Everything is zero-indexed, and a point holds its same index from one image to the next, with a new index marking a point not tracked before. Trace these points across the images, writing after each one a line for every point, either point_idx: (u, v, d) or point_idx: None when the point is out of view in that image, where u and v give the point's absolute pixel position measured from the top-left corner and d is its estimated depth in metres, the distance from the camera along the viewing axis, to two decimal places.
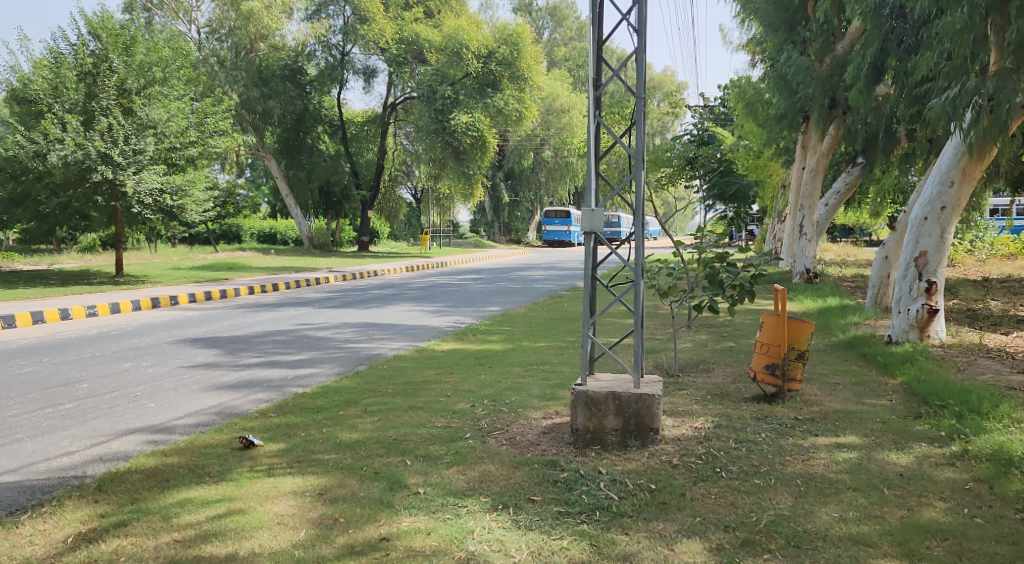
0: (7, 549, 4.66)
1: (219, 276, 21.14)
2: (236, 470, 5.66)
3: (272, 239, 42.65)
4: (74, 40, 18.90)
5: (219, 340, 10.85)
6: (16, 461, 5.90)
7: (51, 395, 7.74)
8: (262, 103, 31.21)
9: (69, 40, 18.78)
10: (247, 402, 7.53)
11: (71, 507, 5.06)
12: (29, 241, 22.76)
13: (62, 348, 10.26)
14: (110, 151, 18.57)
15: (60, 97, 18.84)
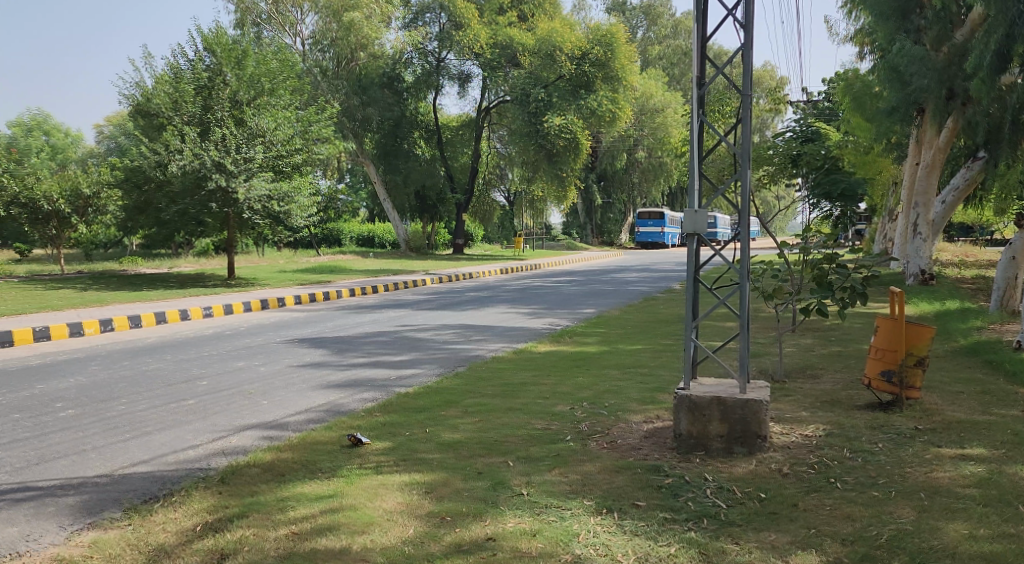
0: (142, 535, 4.90)
1: (322, 279, 21.78)
2: (346, 466, 5.84)
3: (371, 242, 43.64)
4: (190, 56, 20.18)
5: (325, 340, 11.20)
6: (146, 453, 6.22)
7: (174, 391, 8.13)
8: (362, 110, 32.42)
9: (184, 56, 20.10)
10: (354, 401, 7.75)
11: (198, 497, 5.31)
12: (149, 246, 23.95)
13: (182, 348, 10.77)
14: (223, 160, 19.46)
15: (179, 111, 20.10)
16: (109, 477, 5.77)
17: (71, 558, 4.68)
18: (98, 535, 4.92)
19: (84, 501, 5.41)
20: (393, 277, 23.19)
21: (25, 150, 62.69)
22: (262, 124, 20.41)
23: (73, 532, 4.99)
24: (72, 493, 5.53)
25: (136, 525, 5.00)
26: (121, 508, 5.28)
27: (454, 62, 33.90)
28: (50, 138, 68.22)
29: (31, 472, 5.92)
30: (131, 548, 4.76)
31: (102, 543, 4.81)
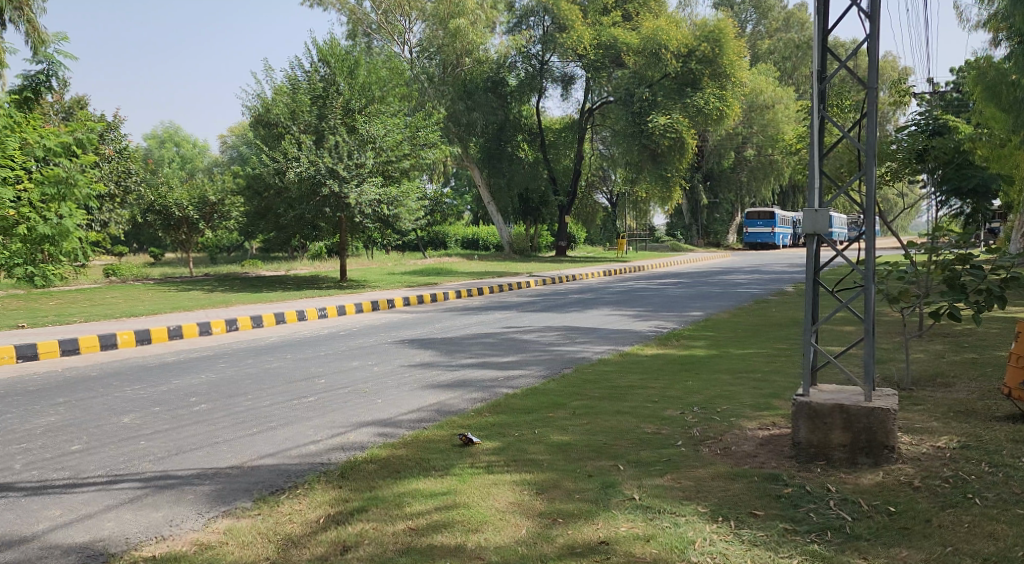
0: (271, 525, 5.01)
1: (430, 281, 22.19)
2: (458, 465, 5.89)
3: (475, 245, 44.12)
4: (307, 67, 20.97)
5: (435, 341, 11.36)
6: (271, 447, 6.42)
7: (293, 388, 8.38)
8: (467, 115, 32.68)
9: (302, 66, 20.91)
10: (463, 401, 7.81)
11: (320, 491, 5.43)
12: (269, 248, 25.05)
13: (300, 346, 11.09)
14: (336, 166, 19.95)
15: (297, 120, 20.91)
16: (239, 468, 5.98)
17: (208, 542, 4.82)
18: (231, 522, 5.07)
19: (217, 490, 5.62)
20: (498, 279, 23.37)
21: (158, 161, 66.67)
22: (372, 130, 20.80)
23: (209, 519, 5.16)
24: (206, 482, 5.74)
25: (266, 515, 5.13)
26: (252, 498, 5.46)
27: (557, 64, 33.91)
28: (179, 151, 72.20)
29: (168, 461, 6.19)
30: (261, 536, 4.88)
31: (236, 530, 4.95)
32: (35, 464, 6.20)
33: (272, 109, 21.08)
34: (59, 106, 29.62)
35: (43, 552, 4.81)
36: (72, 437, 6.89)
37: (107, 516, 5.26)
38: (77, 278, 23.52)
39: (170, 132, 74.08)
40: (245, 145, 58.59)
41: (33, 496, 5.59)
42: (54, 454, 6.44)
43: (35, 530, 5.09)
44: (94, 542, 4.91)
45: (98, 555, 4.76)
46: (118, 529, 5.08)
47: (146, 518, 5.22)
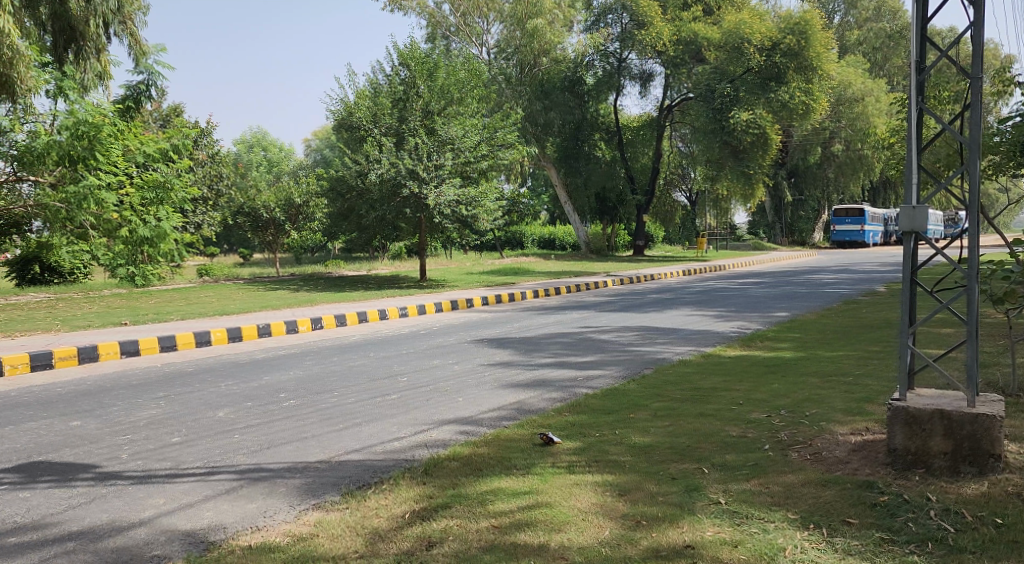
0: (358, 518, 5.01)
1: (508, 281, 22.21)
2: (540, 465, 5.82)
3: (552, 245, 44.04)
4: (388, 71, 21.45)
5: (514, 340, 11.32)
6: (357, 443, 6.45)
7: (376, 386, 8.43)
8: (544, 115, 32.88)
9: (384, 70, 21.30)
10: (543, 400, 7.74)
11: (405, 487, 5.42)
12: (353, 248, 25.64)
13: (382, 345, 11.19)
14: (417, 167, 20.15)
15: (378, 123, 21.38)
16: (327, 463, 6.03)
17: (300, 534, 4.84)
18: (321, 515, 5.08)
19: (308, 483, 5.66)
20: (575, 278, 23.25)
21: (245, 165, 68.57)
22: (452, 132, 21.02)
23: (300, 512, 5.19)
24: (297, 476, 5.80)
25: (353, 508, 5.13)
26: (340, 492, 5.48)
27: (636, 61, 33.63)
28: (266, 154, 74.12)
29: (261, 455, 6.29)
30: (350, 529, 4.88)
31: (326, 522, 4.97)
32: (138, 455, 6.37)
33: (355, 113, 21.34)
34: (157, 113, 30.70)
35: (148, 538, 4.91)
36: (170, 430, 7.06)
37: (206, 505, 5.35)
38: (172, 278, 24.29)
39: (258, 137, 76.06)
40: (328, 148, 59.74)
41: (137, 485, 5.73)
42: (155, 445, 6.60)
43: (141, 516, 5.21)
44: (195, 530, 5.00)
45: (199, 543, 4.84)
46: (216, 518, 5.15)
47: (242, 509, 5.29)
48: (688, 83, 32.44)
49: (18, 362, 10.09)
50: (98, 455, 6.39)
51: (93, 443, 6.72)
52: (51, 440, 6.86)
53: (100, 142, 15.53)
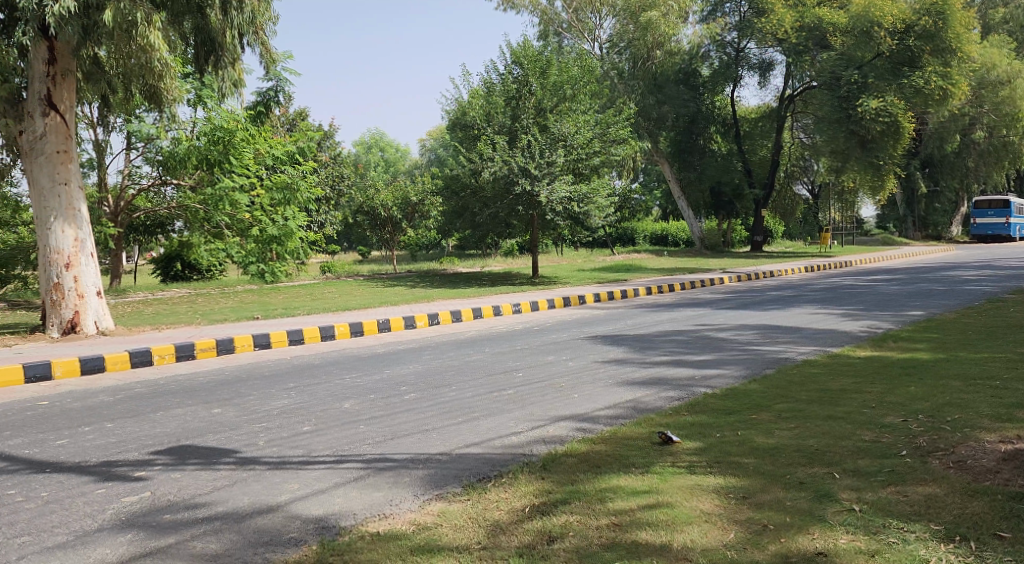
0: (480, 510, 4.98)
1: (619, 277, 21.91)
2: (659, 463, 5.67)
3: (665, 240, 43.39)
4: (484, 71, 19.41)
5: (628, 338, 11.15)
6: (476, 436, 6.47)
7: (493, 381, 8.45)
8: (657, 109, 32.45)
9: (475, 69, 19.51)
10: (661, 399, 7.58)
11: (524, 481, 5.37)
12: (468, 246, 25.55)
13: (497, 341, 11.21)
14: (529, 165, 20.17)
15: (491, 122, 21.69)
16: (449, 455, 6.06)
17: (424, 523, 4.86)
18: (444, 506, 5.09)
19: (431, 475, 5.69)
20: (690, 275, 22.72)
21: (363, 165, 70.29)
22: (564, 129, 20.98)
23: (424, 502, 5.21)
24: (420, 467, 5.85)
25: (474, 500, 5.12)
26: (461, 484, 5.49)
27: (754, 50, 32.51)
28: (384, 155, 75.81)
29: (386, 445, 6.37)
30: (472, 520, 4.86)
31: (449, 513, 4.96)
32: (273, 441, 6.56)
33: (468, 112, 21.75)
34: (284, 117, 31.78)
35: (285, 521, 5.03)
36: (301, 419, 7.24)
37: (336, 492, 5.45)
38: (298, 276, 25.07)
39: (376, 137, 77.71)
40: (442, 147, 60.69)
41: (273, 470, 5.89)
42: (287, 433, 6.78)
43: (277, 500, 5.34)
44: (326, 515, 5.09)
45: (330, 527, 4.92)
46: (346, 505, 5.24)
47: (369, 497, 5.36)
48: (811, 71, 30.74)
49: (166, 353, 10.61)
50: (236, 441, 6.61)
51: (232, 430, 6.96)
52: (196, 426, 7.13)
53: (232, 146, 19.30)
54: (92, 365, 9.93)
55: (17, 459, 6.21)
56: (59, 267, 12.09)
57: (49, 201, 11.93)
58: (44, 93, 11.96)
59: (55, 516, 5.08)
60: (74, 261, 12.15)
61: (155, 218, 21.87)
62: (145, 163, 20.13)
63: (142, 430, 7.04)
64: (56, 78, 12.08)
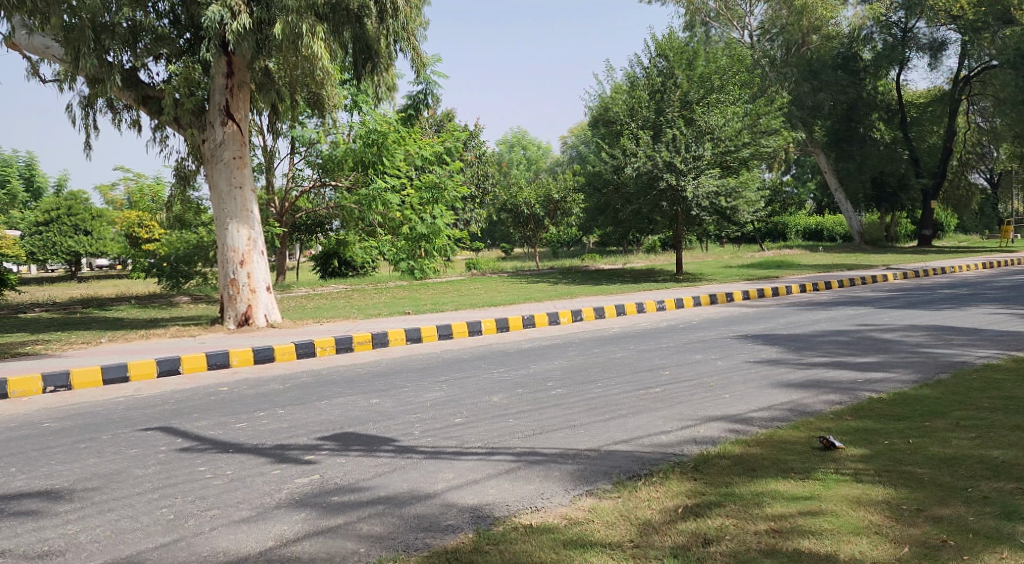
0: (631, 509, 5.05)
1: (772, 274, 21.46)
2: (820, 469, 5.48)
3: (819, 235, 41.94)
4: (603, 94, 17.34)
5: (782, 337, 10.95)
6: (624, 434, 6.58)
7: (640, 378, 8.53)
8: (812, 97, 31.39)
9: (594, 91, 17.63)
10: (819, 401, 7.42)
11: (676, 481, 5.41)
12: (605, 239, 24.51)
13: (644, 338, 11.26)
14: (674, 159, 20.07)
15: (635, 116, 21.84)
16: (598, 451, 6.20)
17: (576, 518, 5.00)
18: (595, 502, 5.22)
19: (581, 470, 5.86)
20: (852, 273, 21.78)
21: (505, 163, 71.62)
22: (711, 121, 20.77)
23: (575, 498, 5.36)
24: (570, 461, 6.02)
25: (625, 499, 5.20)
26: (611, 481, 5.61)
27: (924, 30, 32.17)
28: (526, 153, 76.78)
29: (536, 439, 6.58)
30: (623, 518, 4.94)
31: (600, 510, 5.08)
32: (428, 432, 6.88)
33: (612, 107, 21.94)
34: (432, 119, 32.74)
35: (443, 509, 5.29)
36: (454, 411, 7.56)
37: (489, 483, 5.69)
38: (446, 272, 25.82)
39: (518, 136, 78.58)
40: (585, 143, 60.87)
41: (430, 459, 6.19)
42: (441, 425, 7.10)
43: (435, 489, 5.63)
44: (481, 505, 5.33)
45: (485, 517, 5.15)
46: (499, 496, 5.47)
47: (521, 490, 5.56)
48: (990, 49, 29.44)
49: (327, 345, 11.23)
50: (396, 430, 6.97)
51: (391, 419, 7.35)
52: (358, 415, 7.56)
53: (386, 148, 20.20)
54: (263, 355, 10.67)
55: (203, 439, 6.79)
56: (235, 264, 13.05)
57: (227, 203, 12.86)
58: (223, 104, 12.86)
59: (239, 493, 5.55)
60: (248, 258, 13.08)
61: (315, 218, 23.09)
62: (306, 166, 21.22)
63: (309, 416, 7.53)
64: (233, 90, 12.94)
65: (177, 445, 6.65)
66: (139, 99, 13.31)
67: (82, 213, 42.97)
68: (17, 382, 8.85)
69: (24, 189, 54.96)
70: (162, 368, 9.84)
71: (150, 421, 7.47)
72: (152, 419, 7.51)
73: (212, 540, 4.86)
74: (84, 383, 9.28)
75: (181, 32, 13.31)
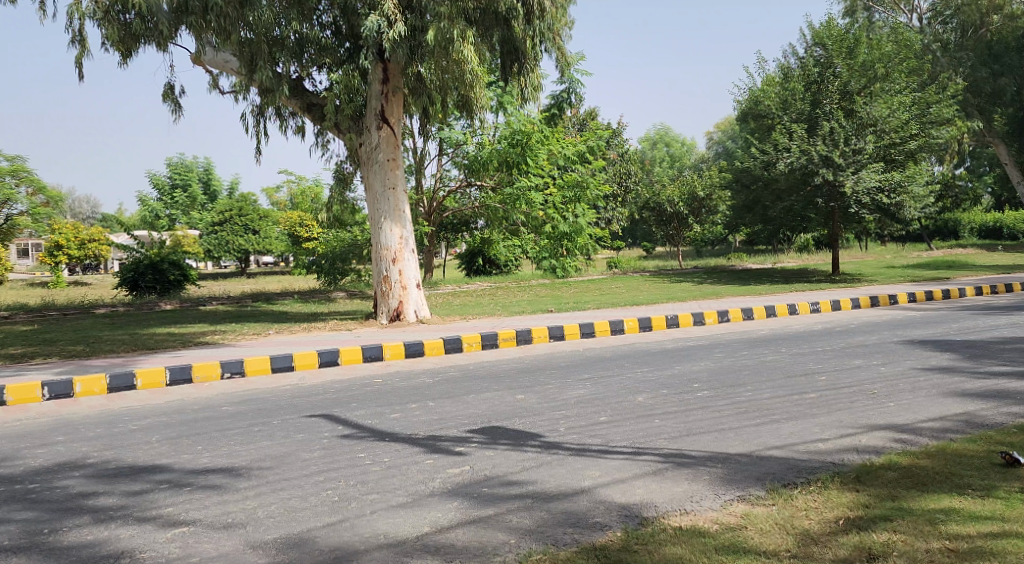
0: (788, 518, 4.92)
1: (942, 276, 20.08)
2: (1002, 488, 5.16)
3: (997, 234, 39.93)
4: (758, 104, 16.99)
5: (953, 344, 10.35)
6: (779, 439, 6.42)
7: (795, 383, 8.28)
8: (992, 82, 29.83)
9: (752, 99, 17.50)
10: (997, 413, 6.98)
11: (836, 491, 5.23)
12: (759, 237, 24.32)
13: (797, 341, 10.92)
14: (831, 154, 19.37)
15: (789, 110, 21.31)
16: (751, 456, 6.07)
17: (729, 523, 4.92)
18: (748, 508, 5.12)
19: (732, 474, 5.75)
20: None
21: (650, 161, 71.10)
22: (874, 112, 20.01)
23: (727, 502, 5.27)
24: (720, 465, 5.93)
25: (782, 507, 5.07)
26: (765, 487, 5.49)
27: None
28: (670, 150, 75.92)
29: (684, 441, 6.51)
30: (780, 526, 4.83)
31: (754, 517, 4.97)
32: (575, 429, 6.93)
33: (764, 101, 21.81)
34: (575, 118, 32.82)
35: (593, 506, 5.32)
36: (599, 409, 7.57)
37: (637, 483, 5.67)
38: (589, 271, 25.93)
39: (661, 133, 77.93)
40: (735, 140, 59.54)
41: (578, 456, 6.23)
42: (587, 422, 7.13)
43: (583, 485, 5.66)
44: (631, 504, 5.32)
45: (634, 516, 5.14)
46: (647, 496, 5.44)
47: (670, 491, 5.52)
48: None
49: (473, 341, 11.44)
50: (543, 426, 7.06)
51: (539, 415, 7.44)
52: (506, 410, 7.69)
53: (530, 148, 20.37)
54: (414, 350, 10.99)
55: (361, 427, 7.08)
56: (388, 261, 13.56)
57: (381, 203, 13.33)
58: (379, 109, 13.37)
59: (396, 480, 5.75)
60: (400, 256, 13.54)
61: (461, 217, 23.57)
62: (453, 167, 21.73)
63: (459, 410, 7.71)
64: (389, 96, 13.45)
65: (339, 432, 6.96)
66: (304, 106, 13.96)
67: (250, 214, 45.32)
68: (200, 367, 9.48)
69: (202, 193, 58.28)
70: (323, 359, 10.31)
71: (314, 408, 7.84)
72: (316, 407, 7.89)
73: (373, 523, 5.06)
74: (256, 371, 9.85)
75: (342, 42, 13.81)
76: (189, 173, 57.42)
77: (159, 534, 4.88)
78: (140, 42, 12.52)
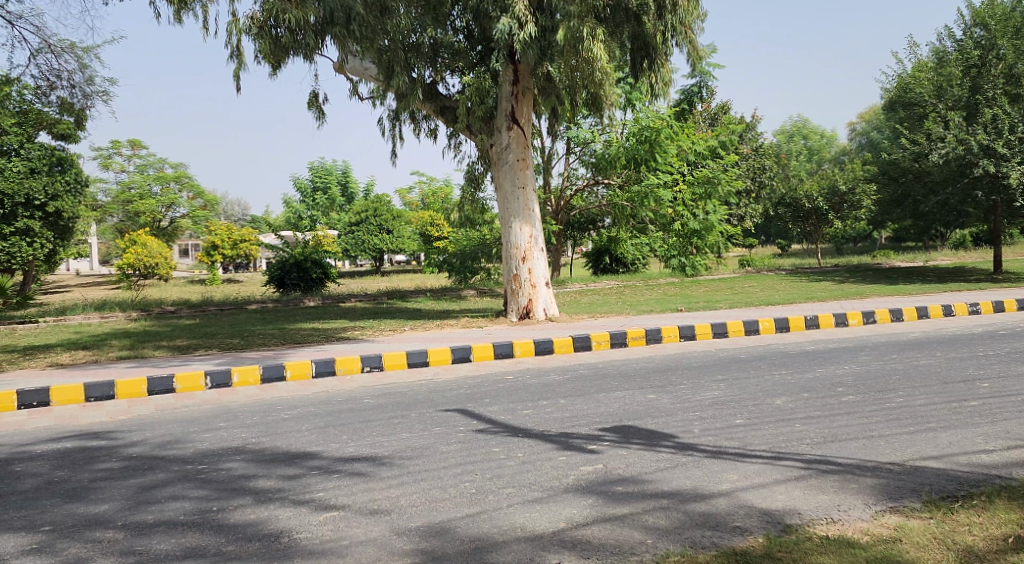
0: (949, 532, 4.66)
1: None
2: None
3: None
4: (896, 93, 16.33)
5: None
6: (935, 449, 6.09)
7: (952, 390, 7.83)
8: None
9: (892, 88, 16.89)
10: None
11: (1001, 507, 4.91)
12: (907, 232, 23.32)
13: (952, 344, 10.33)
14: (992, 143, 18.30)
15: (944, 97, 20.50)
16: (904, 466, 5.78)
17: (881, 535, 4.69)
18: (902, 520, 4.88)
19: (884, 484, 5.49)
20: None
21: (786, 153, 69.00)
22: None
23: (878, 513, 5.04)
24: (870, 474, 5.67)
25: (940, 521, 4.81)
26: (920, 499, 5.21)
27: None
28: (807, 143, 73.54)
29: (828, 447, 6.26)
30: (938, 541, 4.57)
31: (909, 529, 4.73)
32: (710, 431, 6.77)
33: (917, 88, 21.09)
34: (707, 113, 32.24)
35: (734, 509, 5.18)
36: (735, 412, 7.37)
37: (779, 488, 5.48)
38: (719, 269, 25.42)
39: (798, 125, 75.40)
40: (878, 129, 57.05)
41: (714, 458, 6.09)
42: (723, 424, 6.96)
43: (722, 487, 5.53)
44: (774, 510, 5.15)
45: (778, 523, 4.97)
46: (791, 503, 5.26)
47: (815, 498, 5.32)
48: None
49: (603, 339, 11.38)
50: (677, 427, 6.93)
51: (673, 416, 7.31)
52: (638, 409, 7.60)
53: (657, 144, 19.76)
54: (545, 347, 11.02)
55: (496, 423, 7.13)
56: (518, 260, 13.66)
57: (511, 202, 13.43)
58: (509, 110, 13.48)
59: (532, 475, 5.76)
60: (529, 254, 13.61)
61: (589, 215, 23.56)
62: (581, 166, 21.77)
63: (592, 408, 7.68)
64: (519, 96, 13.54)
65: (475, 426, 7.05)
66: (437, 109, 14.19)
67: (385, 214, 46.47)
68: (342, 361, 9.79)
69: (341, 194, 60.34)
70: (457, 355, 10.46)
71: (450, 403, 7.96)
72: (452, 402, 8.01)
73: (511, 517, 5.08)
74: (394, 365, 10.09)
75: (473, 46, 14.15)
76: (329, 176, 59.60)
77: (313, 516, 5.06)
78: (289, 54, 13.01)
